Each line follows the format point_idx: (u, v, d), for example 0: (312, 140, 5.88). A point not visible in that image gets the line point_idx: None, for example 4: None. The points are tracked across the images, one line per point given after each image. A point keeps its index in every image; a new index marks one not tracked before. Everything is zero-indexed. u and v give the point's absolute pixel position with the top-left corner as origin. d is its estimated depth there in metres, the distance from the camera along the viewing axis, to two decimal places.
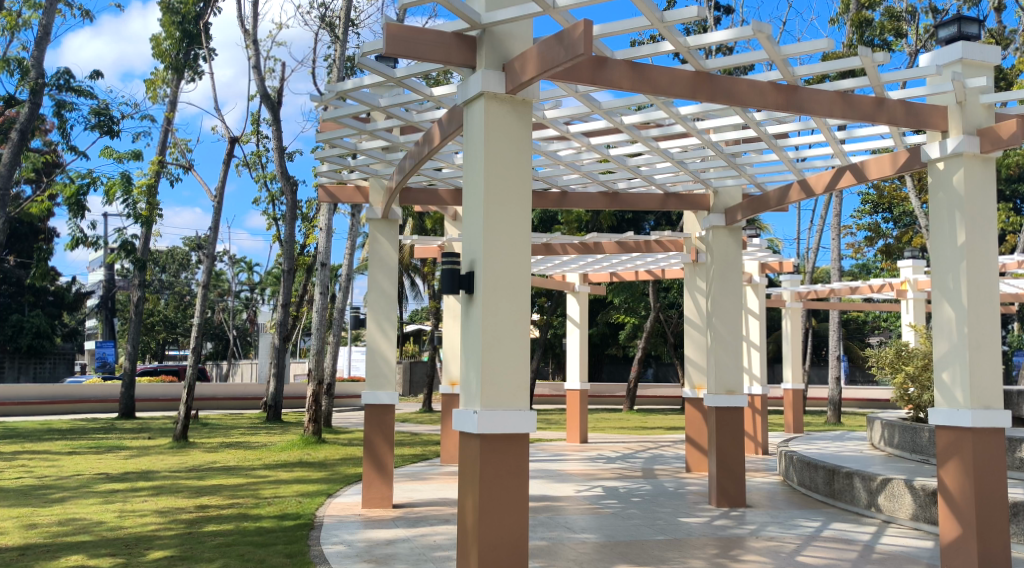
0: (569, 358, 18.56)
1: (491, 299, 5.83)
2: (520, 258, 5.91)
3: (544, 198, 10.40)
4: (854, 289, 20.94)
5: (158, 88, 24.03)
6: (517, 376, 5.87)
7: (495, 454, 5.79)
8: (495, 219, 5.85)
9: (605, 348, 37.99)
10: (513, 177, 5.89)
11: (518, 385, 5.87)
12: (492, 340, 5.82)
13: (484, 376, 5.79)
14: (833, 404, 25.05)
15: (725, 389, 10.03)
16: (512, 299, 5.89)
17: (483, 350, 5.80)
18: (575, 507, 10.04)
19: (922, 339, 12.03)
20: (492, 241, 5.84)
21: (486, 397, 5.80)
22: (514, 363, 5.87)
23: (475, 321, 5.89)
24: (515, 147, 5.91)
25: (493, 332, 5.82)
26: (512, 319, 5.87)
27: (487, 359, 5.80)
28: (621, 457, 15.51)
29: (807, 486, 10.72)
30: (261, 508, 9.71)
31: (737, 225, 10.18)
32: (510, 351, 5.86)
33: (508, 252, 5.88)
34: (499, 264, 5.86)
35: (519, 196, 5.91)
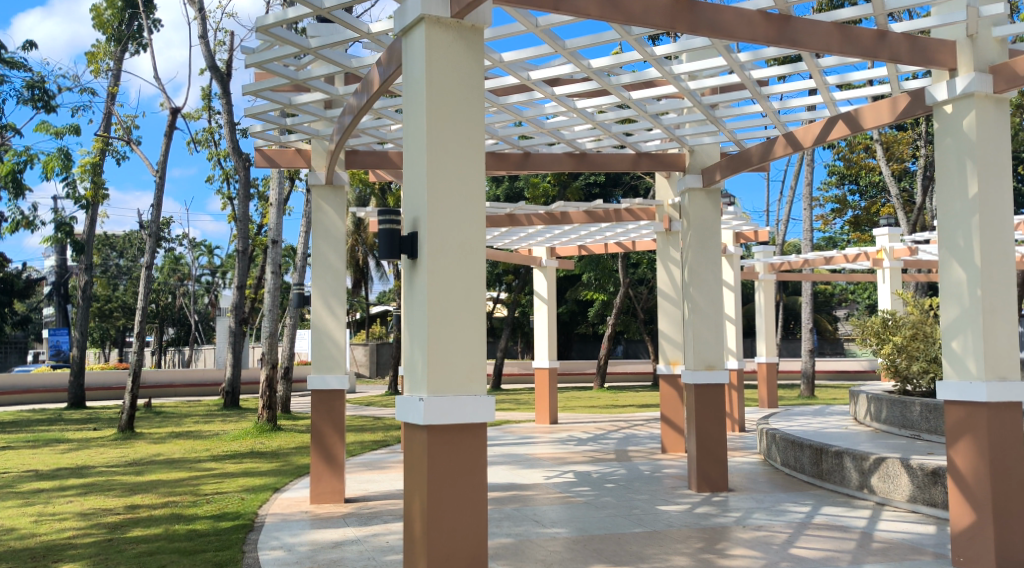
0: (538, 336, 17.64)
1: (436, 266, 4.97)
2: (472, 218, 5.06)
3: (504, 160, 9.52)
4: (828, 259, 20.32)
5: (101, 61, 22.77)
6: (471, 357, 5.02)
7: (445, 447, 4.94)
8: (440, 170, 4.99)
9: (573, 326, 37.34)
10: (461, 120, 5.04)
11: (472, 367, 5.02)
12: (440, 316, 4.96)
13: (431, 356, 4.93)
14: (807, 377, 24.53)
15: (705, 365, 9.28)
16: (464, 268, 5.03)
17: (428, 327, 4.94)
18: (544, 497, 9.22)
19: (910, 307, 11.26)
20: (437, 196, 4.98)
21: (434, 381, 4.94)
22: (468, 340, 5.02)
23: (418, 292, 5.03)
24: (463, 86, 5.05)
25: (439, 306, 4.96)
26: (464, 289, 5.03)
27: (434, 336, 4.94)
28: (592, 438, 14.73)
29: (792, 467, 9.98)
30: (198, 507, 8.87)
31: (715, 186, 9.36)
32: (462, 328, 5.01)
33: (457, 210, 5.03)
34: (447, 224, 5.00)
35: (469, 141, 5.06)
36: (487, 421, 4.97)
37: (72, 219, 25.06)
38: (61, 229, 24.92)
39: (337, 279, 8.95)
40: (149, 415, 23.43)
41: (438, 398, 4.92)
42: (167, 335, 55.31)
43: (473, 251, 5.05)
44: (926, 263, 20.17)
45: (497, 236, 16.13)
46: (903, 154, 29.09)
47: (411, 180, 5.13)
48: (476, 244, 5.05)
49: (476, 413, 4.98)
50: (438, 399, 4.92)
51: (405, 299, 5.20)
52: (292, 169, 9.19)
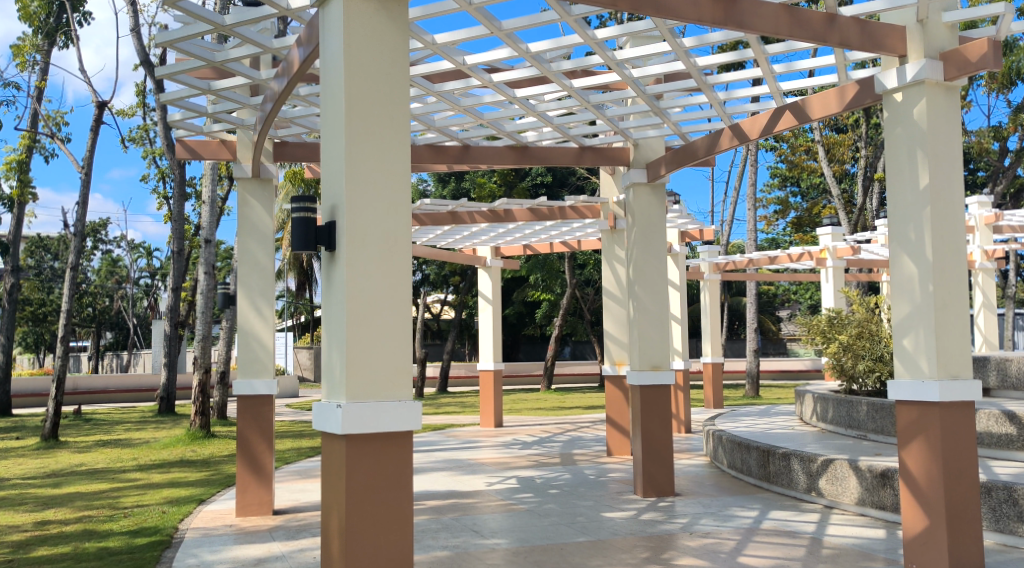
0: (482, 337, 17.24)
1: (356, 259, 4.57)
2: (396, 208, 4.67)
3: (443, 153, 9.13)
4: (772, 259, 20.24)
5: (28, 54, 21.90)
6: (396, 358, 4.62)
7: (368, 456, 4.55)
8: (360, 153, 4.60)
9: (520, 328, 37.04)
10: (384, 100, 4.66)
11: (398, 369, 4.62)
12: (360, 314, 4.56)
13: (350, 357, 4.53)
14: (751, 377, 24.51)
15: (650, 365, 8.98)
16: (387, 262, 4.63)
17: (347, 326, 4.54)
18: (484, 505, 8.82)
19: (857, 305, 11.05)
20: (357, 182, 4.59)
21: (353, 385, 4.53)
22: (392, 340, 4.62)
23: (337, 288, 4.63)
24: (386, 64, 4.67)
25: (359, 304, 4.56)
26: (386, 285, 4.63)
27: (353, 336, 4.54)
28: (536, 442, 14.40)
29: (740, 469, 9.70)
30: (115, 521, 8.47)
31: (660, 181, 9.06)
32: (385, 328, 4.61)
33: (379, 199, 4.64)
34: (368, 214, 4.61)
35: (393, 122, 4.68)
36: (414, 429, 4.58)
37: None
38: None
39: (266, 276, 8.45)
40: (79, 422, 22.60)
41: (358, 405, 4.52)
42: (105, 340, 53.99)
43: (398, 244, 4.66)
44: (868, 263, 20.16)
45: (438, 234, 15.68)
46: (844, 156, 29.24)
47: (330, 166, 4.74)
48: (400, 235, 4.67)
49: (401, 420, 4.59)
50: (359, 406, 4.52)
51: (324, 296, 4.80)
52: (216, 161, 8.70)
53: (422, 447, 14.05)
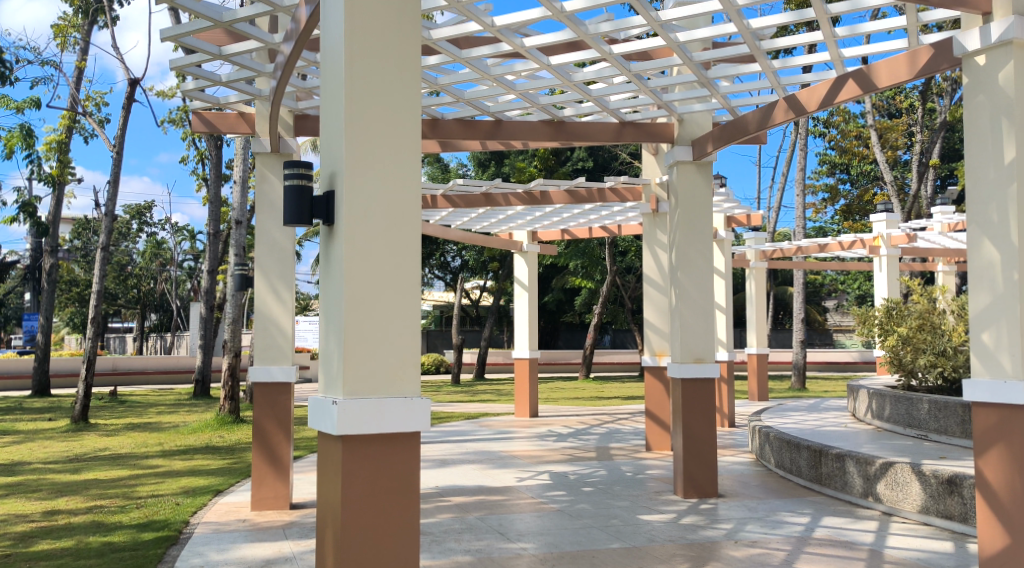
0: (518, 324, 16.66)
1: (355, 240, 4.21)
2: (402, 185, 4.31)
3: (473, 128, 8.57)
4: (822, 247, 19.45)
5: (68, 33, 21.77)
6: (400, 346, 4.26)
7: (364, 463, 4.23)
8: (363, 125, 4.26)
9: (560, 315, 36.49)
10: (391, 68, 4.31)
11: (403, 360, 4.27)
12: (360, 299, 4.21)
13: (347, 345, 4.18)
14: (798, 369, 23.70)
15: (693, 358, 8.39)
16: (391, 242, 4.27)
17: (344, 313, 4.19)
18: (514, 503, 8.28)
19: (917, 296, 10.30)
20: (357, 154, 4.24)
21: (350, 377, 4.18)
22: (396, 327, 4.26)
23: (335, 269, 4.28)
24: (394, 28, 4.32)
25: (358, 290, 4.20)
26: (390, 267, 4.27)
27: (352, 323, 4.19)
28: (572, 433, 13.84)
29: (789, 470, 9.04)
30: (125, 513, 8.09)
31: (706, 159, 8.41)
32: (388, 316, 4.25)
33: (383, 175, 4.28)
34: (370, 190, 4.26)
35: (398, 88, 4.32)
36: (421, 431, 4.25)
37: (35, 198, 24.05)
38: (26, 209, 23.94)
39: (285, 258, 7.96)
40: (113, 404, 22.51)
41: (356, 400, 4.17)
42: (149, 322, 54.49)
43: (401, 223, 4.29)
44: (924, 251, 19.24)
45: (473, 218, 15.15)
46: (897, 141, 28.29)
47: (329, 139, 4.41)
48: (407, 214, 4.30)
49: (405, 420, 4.25)
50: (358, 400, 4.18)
51: (323, 279, 4.46)
52: (234, 135, 8.23)
53: (453, 437, 13.56)
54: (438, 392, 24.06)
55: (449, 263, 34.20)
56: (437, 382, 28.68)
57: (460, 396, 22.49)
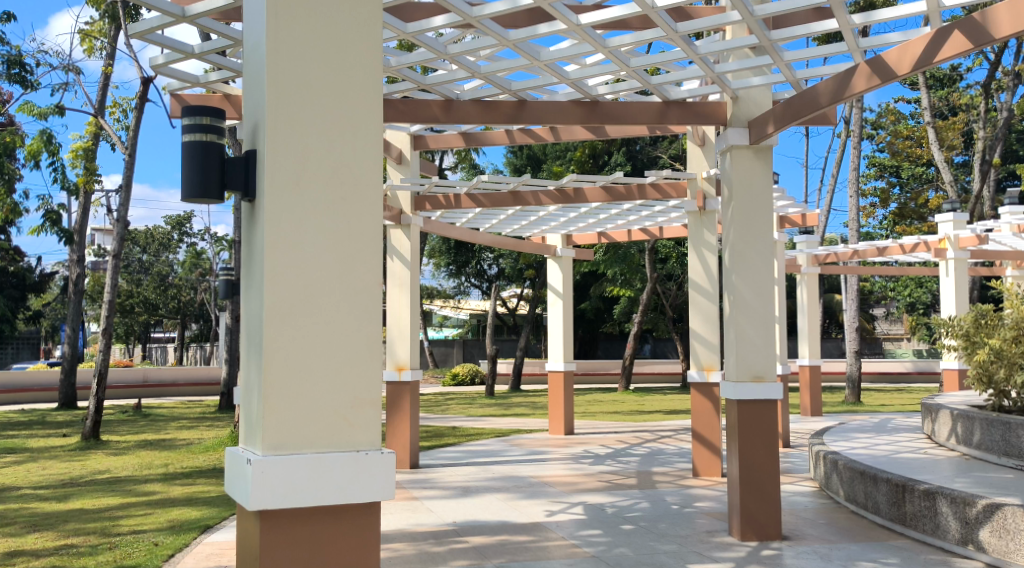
0: (552, 334, 15.43)
1: (293, 255, 3.70)
2: (357, 191, 3.79)
3: (494, 110, 7.47)
4: (880, 251, 17.99)
5: (95, 40, 20.98)
6: (353, 379, 3.75)
7: (318, 548, 3.71)
8: (301, 118, 3.73)
9: (599, 325, 35.25)
10: (340, 55, 3.78)
11: (356, 399, 3.76)
12: (300, 325, 3.70)
13: (271, 379, 3.66)
14: (851, 381, 22.26)
15: (750, 375, 7.16)
16: (343, 259, 3.75)
17: (276, 341, 3.67)
18: (540, 545, 7.10)
19: (1009, 301, 8.95)
20: (294, 155, 3.72)
21: (282, 416, 3.67)
22: (347, 359, 3.75)
23: (258, 291, 3.74)
24: (343, 9, 3.78)
25: (295, 318, 3.69)
26: (340, 287, 3.75)
27: (286, 352, 3.68)
28: (610, 454, 12.62)
29: (862, 505, 7.76)
30: (95, 555, 7.08)
31: (765, 143, 7.17)
32: (336, 347, 3.73)
33: (335, 179, 3.76)
34: (314, 198, 3.73)
35: (337, 63, 3.78)
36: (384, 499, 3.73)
37: (59, 207, 23.22)
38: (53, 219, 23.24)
39: None
40: (134, 418, 21.66)
41: (293, 447, 3.68)
42: (188, 333, 54.13)
43: (355, 239, 3.77)
44: (994, 254, 17.76)
45: (502, 220, 14.02)
46: (955, 141, 26.77)
47: (255, 121, 3.83)
48: (363, 228, 3.78)
49: (362, 479, 3.73)
50: (299, 447, 3.68)
51: (245, 296, 3.94)
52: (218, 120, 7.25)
53: (480, 458, 12.41)
54: (469, 404, 22.96)
55: (485, 271, 33.41)
56: (470, 394, 27.56)
57: (494, 409, 21.32)
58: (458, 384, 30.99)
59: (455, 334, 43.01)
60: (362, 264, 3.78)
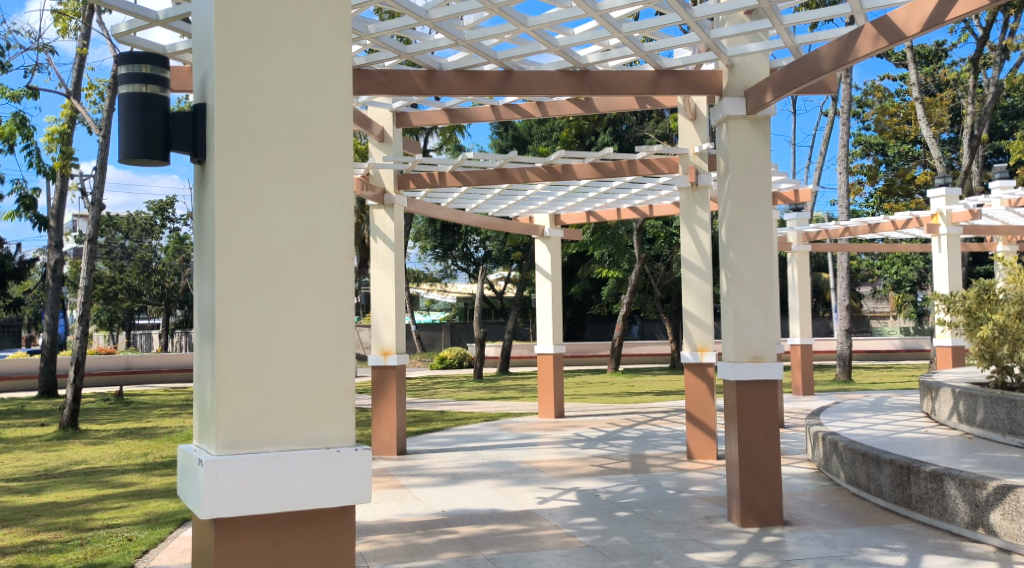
0: (540, 316, 15.13)
1: (249, 228, 3.37)
2: (323, 159, 3.45)
3: (478, 82, 7.11)
4: (872, 227, 17.75)
5: (70, 20, 20.47)
6: (321, 367, 3.44)
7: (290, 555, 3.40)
8: (257, 76, 3.40)
9: (586, 307, 35.04)
10: (298, 9, 3.44)
11: (324, 389, 3.45)
12: (259, 308, 3.38)
13: (225, 366, 3.33)
14: (841, 359, 22.06)
15: (749, 355, 6.88)
16: (307, 236, 3.43)
17: (231, 326, 3.34)
18: (531, 535, 6.80)
19: (1012, 276, 8.68)
20: (251, 118, 3.39)
21: (238, 407, 3.35)
22: (313, 345, 3.43)
23: (211, 273, 3.42)
24: None
25: (253, 299, 3.37)
26: (306, 265, 3.43)
27: (243, 338, 3.36)
28: (601, 438, 12.36)
29: (865, 488, 7.49)
30: (65, 551, 6.76)
31: (763, 112, 6.85)
32: (300, 333, 3.42)
33: (298, 145, 3.43)
34: (272, 167, 3.40)
35: (294, 21, 3.44)
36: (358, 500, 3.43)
37: (34, 192, 22.73)
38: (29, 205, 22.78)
39: None
40: (117, 405, 21.34)
41: (253, 443, 3.37)
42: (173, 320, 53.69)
43: (323, 213, 3.45)
44: (986, 230, 17.53)
45: (488, 200, 13.68)
46: (942, 117, 26.55)
47: (203, 78, 3.48)
48: (331, 201, 3.46)
49: (333, 480, 3.42)
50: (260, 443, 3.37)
51: (198, 276, 3.62)
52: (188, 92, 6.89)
53: (469, 444, 12.12)
54: (457, 388, 22.69)
55: (472, 254, 33.21)
56: (457, 377, 27.29)
57: (482, 393, 21.06)
58: (445, 367, 30.73)
59: (442, 318, 42.71)
60: (330, 240, 3.45)
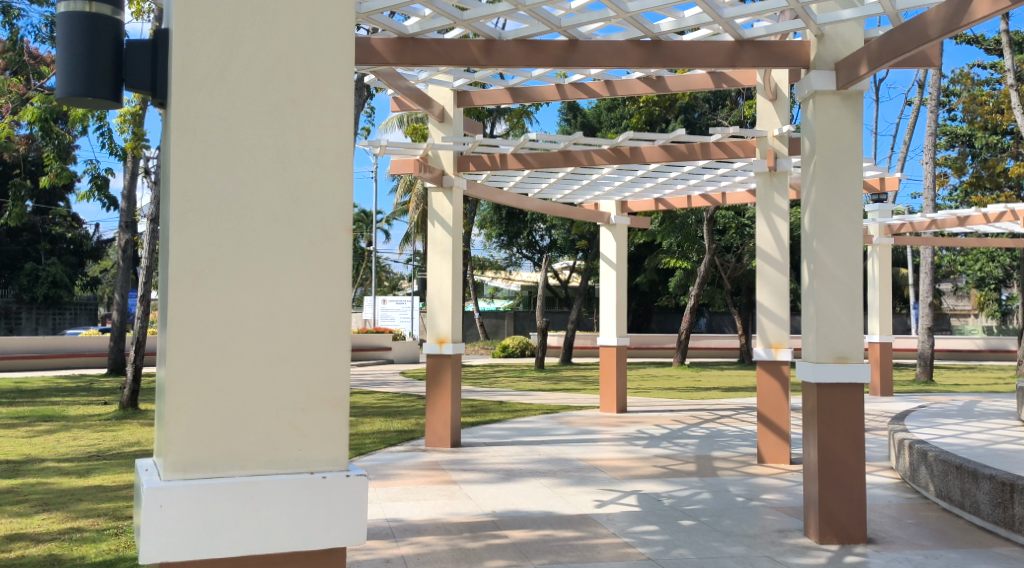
0: (604, 306, 14.57)
1: (219, 187, 2.62)
2: (319, 101, 2.68)
3: (542, 53, 6.57)
4: (960, 220, 16.77)
5: None
6: (308, 368, 2.68)
7: None
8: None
9: (653, 298, 34.40)
10: None
11: (311, 397, 2.69)
12: (227, 291, 2.62)
13: (184, 362, 2.60)
14: (922, 359, 21.02)
15: (833, 355, 6.23)
16: (294, 198, 2.66)
17: (190, 312, 2.60)
18: (586, 543, 6.27)
19: None
20: (223, 44, 2.63)
21: (196, 417, 2.61)
22: (297, 341, 2.67)
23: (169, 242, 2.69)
24: None
25: (221, 277, 2.62)
26: (291, 235, 2.66)
27: (206, 327, 2.61)
28: (665, 435, 11.78)
29: (958, 504, 6.81)
30: (102, 540, 6.49)
31: (855, 88, 6.20)
32: (280, 323, 2.66)
33: (285, 82, 2.66)
34: (253, 109, 2.64)
35: None
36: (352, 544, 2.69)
37: (105, 172, 22.90)
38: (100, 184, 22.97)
39: None
40: None
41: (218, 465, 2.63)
42: None
43: (315, 170, 2.68)
44: None
45: (552, 185, 13.16)
46: None
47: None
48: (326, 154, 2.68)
49: (318, 515, 2.67)
50: (226, 466, 2.64)
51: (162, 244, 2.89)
52: None
53: (527, 438, 11.64)
54: (518, 377, 22.28)
55: (538, 243, 32.99)
56: (520, 366, 26.91)
57: (544, 383, 20.61)
58: (508, 355, 30.35)
59: (506, 306, 42.38)
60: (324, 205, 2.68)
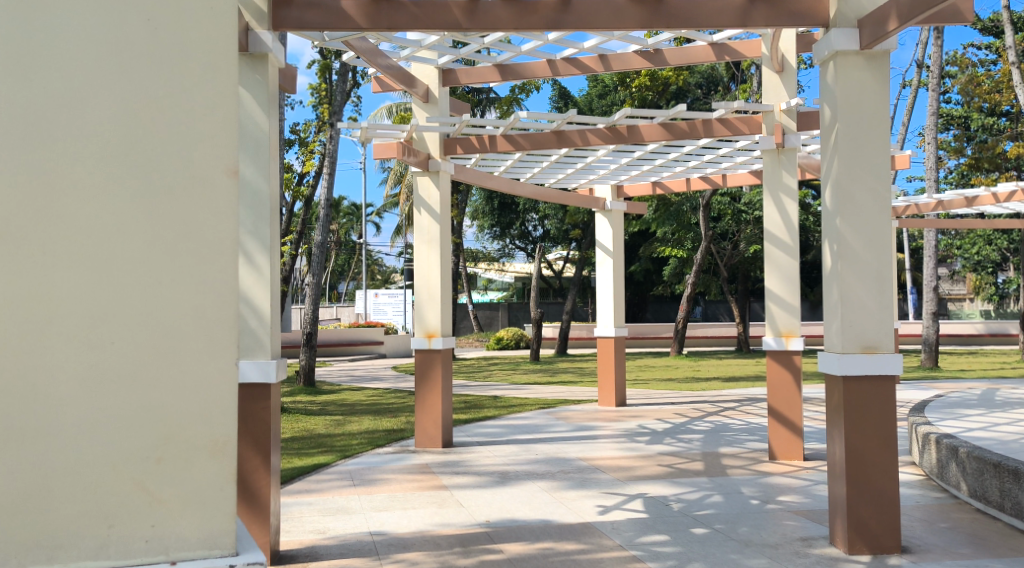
0: (601, 296, 13.92)
1: (59, 309, 3.13)
2: (199, 255, 3.23)
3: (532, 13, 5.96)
4: (968, 201, 16.18)
5: None
6: (190, 476, 3.18)
7: None
8: (83, 151, 3.16)
9: (648, 287, 33.87)
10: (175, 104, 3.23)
11: (198, 502, 3.18)
12: (75, 386, 3.13)
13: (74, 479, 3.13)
14: (928, 344, 20.40)
15: (860, 345, 5.60)
16: (176, 337, 3.20)
17: (73, 434, 3.13)
18: (591, 557, 5.65)
19: None
20: (59, 174, 3.14)
21: (48, 501, 3.11)
22: (181, 455, 3.18)
23: None
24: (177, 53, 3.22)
25: (106, 406, 3.15)
26: (173, 367, 3.20)
27: (65, 429, 3.12)
28: (667, 431, 11.16)
29: (996, 505, 6.21)
30: None
31: (880, 48, 5.56)
32: (163, 445, 3.17)
33: (134, 209, 3.20)
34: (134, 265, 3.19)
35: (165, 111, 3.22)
36: None
37: None
38: None
39: (269, 222, 5.63)
40: None
41: (70, 544, 3.11)
42: None
43: (195, 310, 3.22)
44: None
45: (543, 169, 12.48)
46: None
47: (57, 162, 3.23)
48: (193, 262, 3.22)
49: None
50: (80, 542, 3.12)
51: None
52: None
53: (522, 435, 10.99)
54: (512, 370, 21.60)
55: (530, 232, 32.31)
56: (515, 358, 26.22)
57: (538, 376, 19.97)
58: (502, 348, 29.67)
59: (499, 298, 41.72)
60: (188, 302, 3.22)
